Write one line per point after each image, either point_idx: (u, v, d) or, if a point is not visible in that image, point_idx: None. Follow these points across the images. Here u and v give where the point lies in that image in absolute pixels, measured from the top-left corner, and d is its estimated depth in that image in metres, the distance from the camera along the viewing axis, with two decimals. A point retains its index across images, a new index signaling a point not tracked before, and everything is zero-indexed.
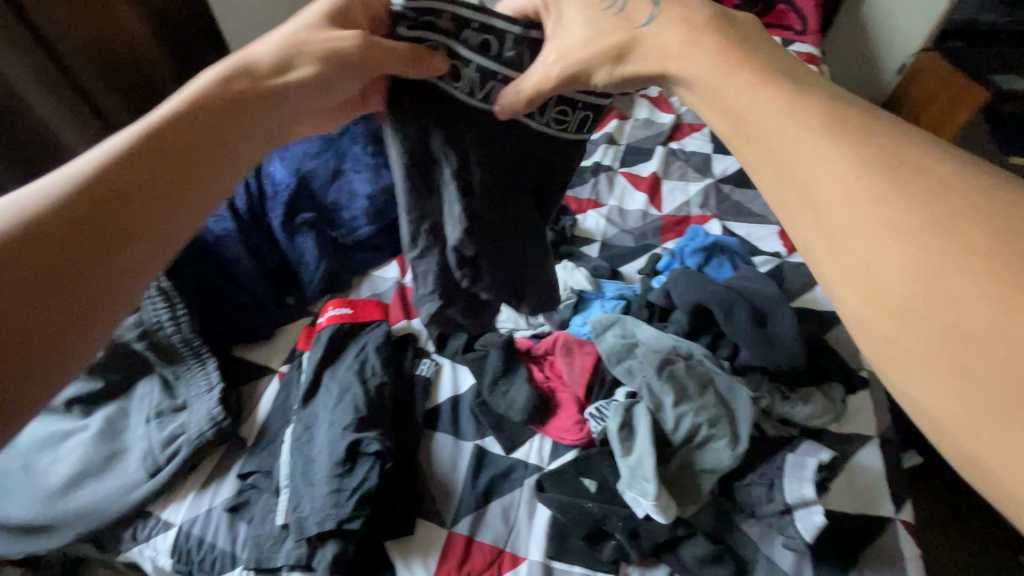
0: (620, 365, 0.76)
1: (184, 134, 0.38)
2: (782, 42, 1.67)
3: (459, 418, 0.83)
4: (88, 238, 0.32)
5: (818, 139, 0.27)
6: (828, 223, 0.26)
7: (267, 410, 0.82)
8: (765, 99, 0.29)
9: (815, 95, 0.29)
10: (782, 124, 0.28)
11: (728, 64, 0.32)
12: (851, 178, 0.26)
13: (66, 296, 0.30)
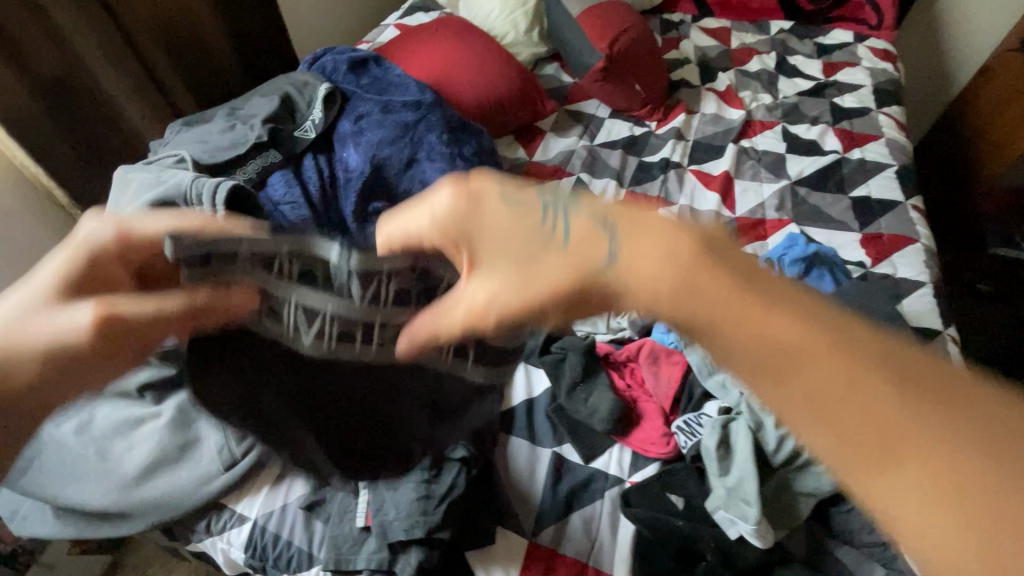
0: (712, 379, 0.76)
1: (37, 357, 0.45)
2: (855, 37, 1.58)
3: (534, 422, 0.80)
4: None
5: (880, 397, 0.25)
6: (857, 425, 0.25)
7: None
8: (794, 332, 0.27)
9: (830, 324, 0.27)
10: (825, 362, 0.26)
11: (737, 289, 0.28)
12: (932, 433, 0.24)
13: None
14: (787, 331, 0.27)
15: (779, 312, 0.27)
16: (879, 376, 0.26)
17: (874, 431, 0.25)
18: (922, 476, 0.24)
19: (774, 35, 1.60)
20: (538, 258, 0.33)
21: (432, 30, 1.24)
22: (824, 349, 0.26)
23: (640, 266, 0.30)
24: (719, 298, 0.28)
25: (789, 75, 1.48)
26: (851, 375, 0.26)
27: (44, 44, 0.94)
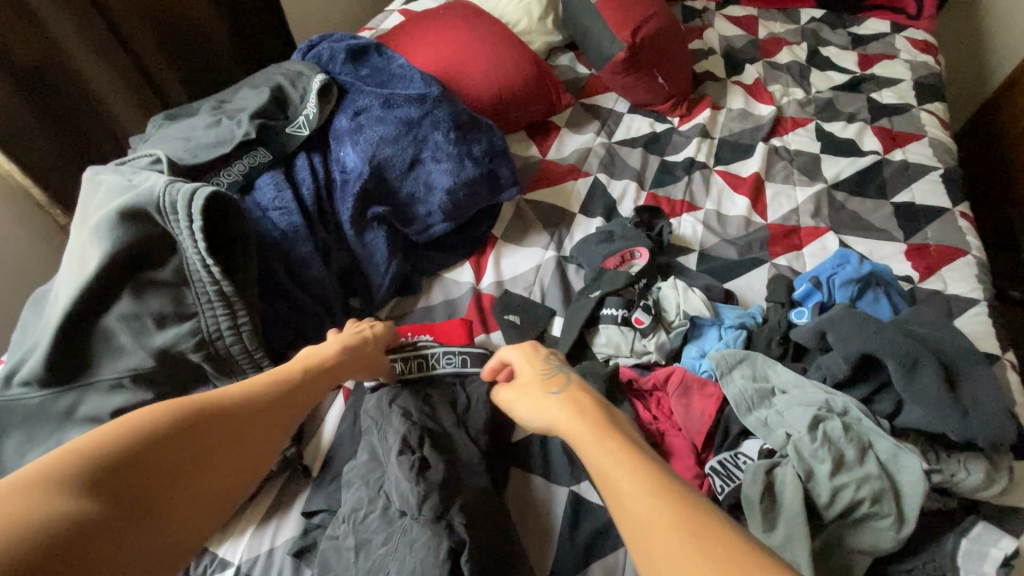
0: (753, 415, 0.65)
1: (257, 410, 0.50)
2: (892, 27, 1.47)
3: (549, 457, 0.72)
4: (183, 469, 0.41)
5: (685, 541, 0.36)
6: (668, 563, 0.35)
7: (334, 430, 0.73)
8: (638, 484, 0.41)
9: (673, 487, 0.40)
10: (651, 508, 0.39)
11: (623, 456, 0.44)
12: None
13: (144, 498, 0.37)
14: (655, 503, 0.39)
15: (669, 504, 0.38)
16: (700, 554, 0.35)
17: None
18: None
19: (805, 24, 1.49)
20: (531, 391, 0.60)
21: (437, 16, 1.15)
22: (691, 530, 0.36)
23: (548, 411, 0.55)
24: (613, 449, 0.45)
25: (822, 67, 1.37)
26: (683, 549, 0.35)
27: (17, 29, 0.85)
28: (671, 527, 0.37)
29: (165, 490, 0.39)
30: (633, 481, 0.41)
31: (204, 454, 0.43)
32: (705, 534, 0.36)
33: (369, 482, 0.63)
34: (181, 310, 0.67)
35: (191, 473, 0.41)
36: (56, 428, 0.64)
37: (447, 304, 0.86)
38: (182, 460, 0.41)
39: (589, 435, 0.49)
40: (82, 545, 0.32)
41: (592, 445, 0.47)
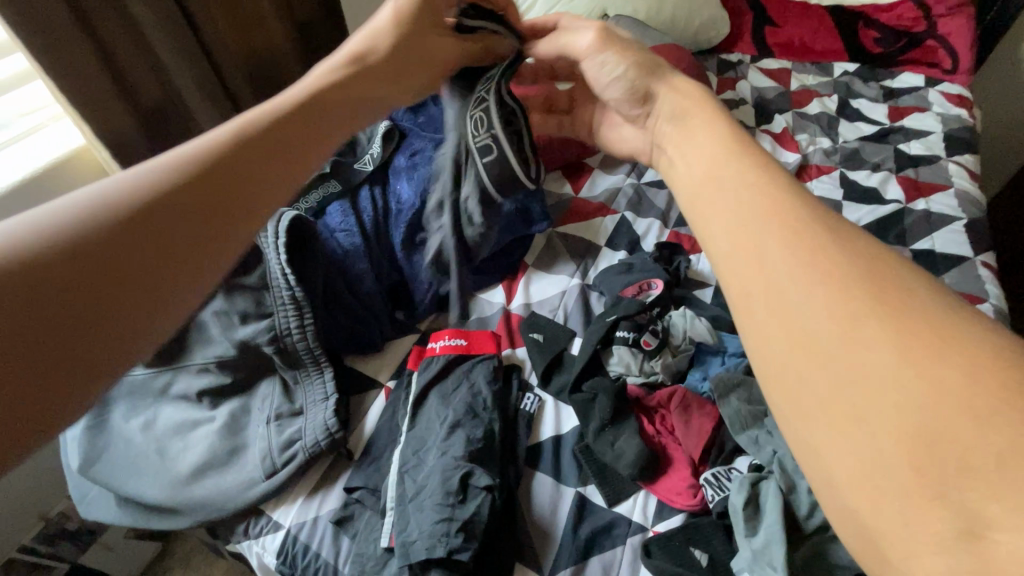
0: (745, 434, 0.73)
1: (285, 131, 0.47)
2: (926, 81, 1.52)
3: (560, 460, 0.80)
4: (195, 212, 0.39)
5: (806, 239, 0.34)
6: (763, 269, 0.35)
7: (375, 423, 0.84)
8: (759, 196, 0.38)
9: (796, 207, 0.37)
10: (765, 216, 0.37)
11: (747, 169, 0.41)
12: (834, 300, 0.31)
13: (145, 250, 0.37)
14: (789, 227, 0.35)
15: (790, 211, 0.36)
16: (820, 258, 0.33)
17: (773, 292, 0.34)
18: (789, 310, 0.32)
19: (838, 76, 1.55)
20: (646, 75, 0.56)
21: None
22: (797, 229, 0.35)
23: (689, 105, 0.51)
24: (725, 163, 0.42)
25: (851, 118, 1.44)
26: (818, 273, 0.33)
27: (148, 79, 1.07)
28: (800, 246, 0.34)
29: (174, 229, 0.38)
30: (757, 192, 0.38)
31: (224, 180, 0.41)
32: (835, 244, 0.34)
33: (424, 456, 0.75)
34: (261, 310, 0.81)
35: (196, 197, 0.40)
36: (158, 398, 0.82)
37: (480, 320, 0.98)
38: (196, 190, 0.40)
39: (724, 155, 0.43)
40: (114, 290, 0.35)
41: (727, 171, 0.42)
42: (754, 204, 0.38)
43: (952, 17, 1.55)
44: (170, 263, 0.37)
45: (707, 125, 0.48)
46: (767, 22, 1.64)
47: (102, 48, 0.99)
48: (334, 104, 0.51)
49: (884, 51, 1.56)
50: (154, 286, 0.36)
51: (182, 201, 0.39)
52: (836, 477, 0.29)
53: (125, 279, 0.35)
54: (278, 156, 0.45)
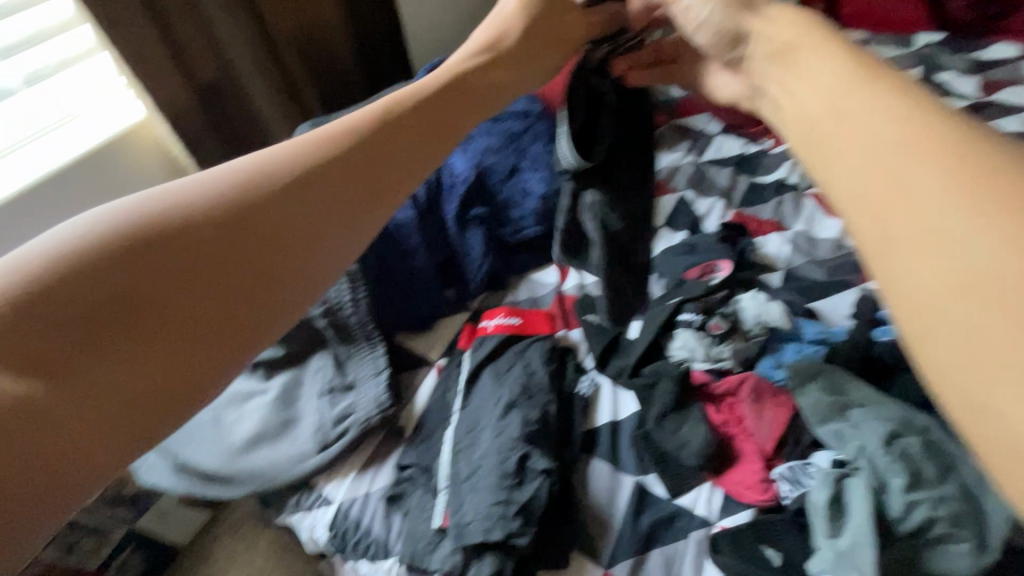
0: (826, 426, 0.67)
1: (364, 155, 0.45)
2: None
3: (617, 447, 0.76)
4: (261, 241, 0.40)
5: (931, 140, 0.29)
6: (884, 175, 0.29)
7: (426, 401, 0.82)
8: (872, 96, 0.32)
9: (919, 105, 0.30)
10: (884, 115, 0.31)
11: (851, 65, 0.34)
12: (966, 204, 0.26)
13: (206, 288, 0.37)
14: (948, 158, 0.27)
15: (910, 112, 0.30)
16: (949, 160, 0.27)
17: (892, 201, 0.28)
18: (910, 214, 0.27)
19: (920, 48, 1.42)
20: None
21: None
22: (917, 130, 0.29)
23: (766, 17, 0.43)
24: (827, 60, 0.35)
25: (936, 93, 1.31)
26: (988, 209, 0.25)
27: (206, 53, 1.08)
28: (932, 165, 0.28)
29: (233, 267, 0.38)
30: (866, 92, 0.32)
31: (290, 216, 0.41)
32: (964, 145, 0.28)
33: (479, 436, 0.72)
34: None
35: (258, 236, 0.40)
36: None
37: (532, 300, 0.93)
38: (265, 224, 0.40)
39: (841, 83, 0.34)
40: (141, 321, 0.35)
41: (851, 102, 0.33)
42: (895, 139, 0.29)
43: None
44: (245, 303, 0.39)
45: (816, 45, 0.37)
46: None
47: (164, 24, 1.00)
48: (432, 130, 0.49)
49: (973, 20, 1.42)
50: (232, 324, 0.38)
51: (250, 230, 0.40)
52: (1019, 450, 0.23)
53: (200, 315, 0.37)
54: (361, 185, 0.44)
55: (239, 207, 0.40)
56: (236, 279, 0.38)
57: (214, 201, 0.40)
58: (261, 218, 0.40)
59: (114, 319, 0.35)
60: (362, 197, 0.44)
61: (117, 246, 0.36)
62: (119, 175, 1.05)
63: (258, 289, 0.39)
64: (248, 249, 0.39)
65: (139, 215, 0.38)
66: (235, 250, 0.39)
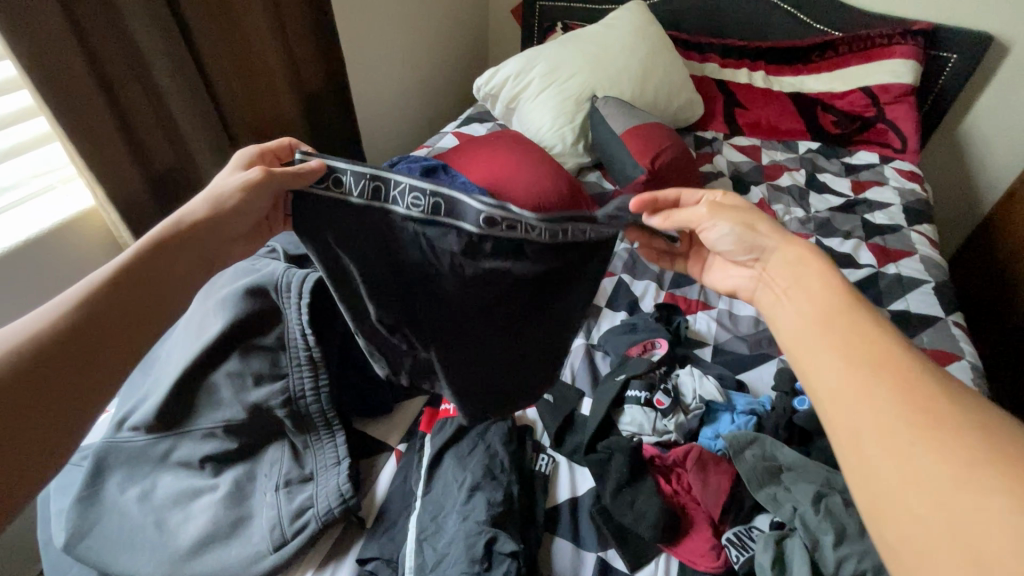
0: (763, 491, 0.74)
1: (138, 283, 0.56)
2: (881, 159, 1.68)
3: (579, 525, 0.78)
4: (61, 370, 0.48)
5: (860, 327, 0.50)
6: (839, 345, 0.50)
7: (386, 488, 0.82)
8: (833, 296, 0.54)
9: (862, 310, 0.52)
10: (840, 307, 0.53)
11: (822, 273, 0.57)
12: (876, 375, 0.47)
13: (23, 414, 0.45)
14: (894, 384, 0.45)
15: (858, 313, 0.52)
16: (872, 351, 0.48)
17: (843, 357, 0.49)
18: (849, 371, 0.48)
19: (803, 153, 1.71)
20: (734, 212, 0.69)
21: (489, 141, 1.37)
22: (855, 328, 0.50)
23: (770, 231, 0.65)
24: (809, 266, 0.59)
25: (820, 190, 1.57)
26: (888, 393, 0.45)
27: (162, 144, 1.10)
28: (859, 346, 0.49)
29: (39, 395, 0.46)
30: (826, 290, 0.55)
31: (88, 342, 0.50)
32: (883, 344, 0.49)
33: (445, 525, 0.73)
34: (275, 371, 0.81)
35: (56, 362, 0.48)
36: (157, 465, 0.78)
37: None
38: (61, 354, 0.49)
39: (824, 294, 0.55)
40: None
41: (829, 307, 0.54)
42: (856, 343, 0.49)
43: (899, 104, 1.67)
44: (94, 371, 0.50)
45: (827, 281, 0.56)
46: (737, 104, 1.80)
47: (123, 118, 1.03)
48: (193, 258, 0.62)
49: (842, 132, 1.71)
50: (43, 422, 0.46)
51: (49, 365, 0.48)
52: (892, 530, 0.42)
53: (64, 390, 0.48)
54: (159, 281, 0.58)
55: (33, 355, 0.47)
56: (50, 391, 0.47)
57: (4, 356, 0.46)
58: (50, 350, 0.48)
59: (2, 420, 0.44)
60: (155, 300, 0.57)
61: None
62: (56, 260, 1.02)
63: (73, 403, 0.48)
64: (74, 349, 0.50)
65: None
66: (76, 345, 0.50)
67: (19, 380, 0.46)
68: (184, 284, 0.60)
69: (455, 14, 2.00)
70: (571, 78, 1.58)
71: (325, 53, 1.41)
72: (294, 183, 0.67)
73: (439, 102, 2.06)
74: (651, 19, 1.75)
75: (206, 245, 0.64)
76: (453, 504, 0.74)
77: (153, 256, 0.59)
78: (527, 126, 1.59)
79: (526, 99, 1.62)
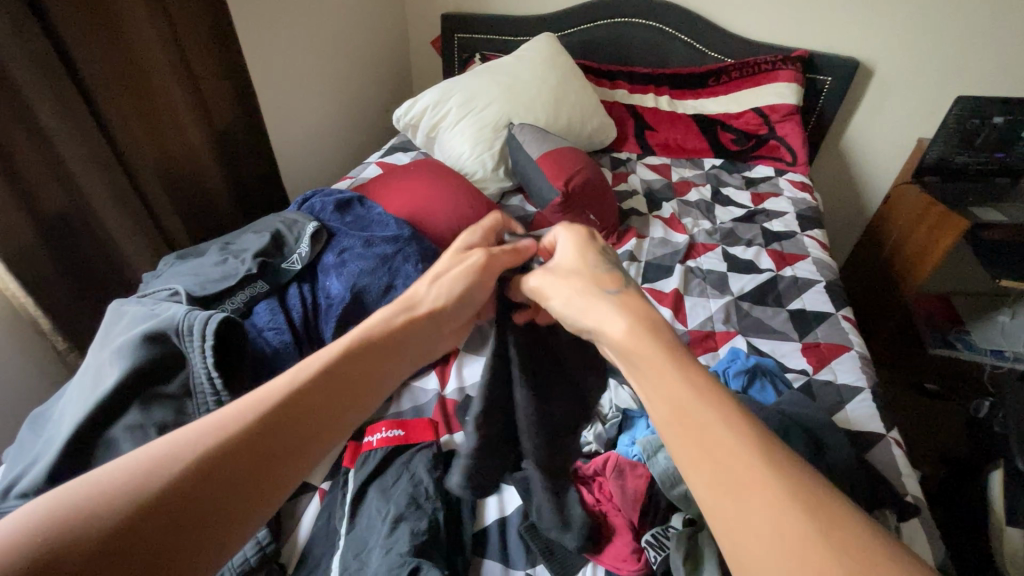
0: (675, 490, 0.77)
1: (330, 382, 0.49)
2: (776, 172, 1.84)
3: (507, 544, 0.79)
4: (253, 470, 0.40)
5: (719, 429, 0.39)
6: (704, 456, 0.38)
7: (309, 530, 0.80)
8: (671, 378, 0.43)
9: (707, 393, 0.41)
10: (697, 400, 0.41)
11: (665, 348, 0.46)
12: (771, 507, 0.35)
13: (206, 519, 0.37)
14: (734, 460, 0.37)
15: (706, 393, 0.41)
16: (760, 467, 0.37)
17: (717, 476, 0.37)
18: (734, 504, 0.36)
19: (708, 169, 1.85)
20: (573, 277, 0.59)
21: (409, 170, 1.39)
22: (711, 416, 0.40)
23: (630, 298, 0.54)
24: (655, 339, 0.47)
25: (725, 203, 1.69)
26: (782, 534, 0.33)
27: (54, 187, 1.03)
28: (721, 462, 0.37)
29: (224, 498, 0.38)
30: (659, 353, 0.45)
31: (282, 441, 0.43)
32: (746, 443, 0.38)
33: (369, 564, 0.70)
34: (180, 419, 0.77)
35: (249, 461, 0.40)
36: None
37: (415, 408, 0.98)
38: (261, 451, 0.41)
39: (673, 380, 0.42)
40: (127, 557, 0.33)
41: (666, 381, 0.43)
42: (724, 454, 0.37)
43: (787, 121, 1.84)
44: (267, 480, 0.41)
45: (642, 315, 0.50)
46: (647, 126, 1.92)
47: (9, 166, 0.96)
48: (385, 360, 0.55)
49: (740, 149, 1.86)
50: (218, 533, 0.37)
51: (239, 463, 0.40)
52: None
53: (238, 497, 0.39)
54: (344, 395, 0.49)
55: (233, 449, 0.40)
56: (233, 494, 0.39)
57: (208, 445, 0.39)
58: (245, 444, 0.41)
59: (145, 540, 0.34)
60: (343, 407, 0.49)
61: (167, 470, 0.37)
62: None
63: (239, 512, 0.38)
64: (265, 449, 0.41)
65: (152, 453, 0.38)
66: (262, 444, 0.42)
67: (209, 479, 0.38)
68: (374, 391, 0.53)
69: (373, 46, 2.03)
70: (487, 107, 1.64)
71: (235, 89, 1.39)
72: (512, 260, 0.69)
73: (362, 133, 2.07)
74: (561, 50, 1.85)
75: (398, 350, 0.57)
76: (376, 539, 0.73)
77: (352, 355, 0.52)
78: (448, 154, 1.63)
79: (446, 128, 1.66)
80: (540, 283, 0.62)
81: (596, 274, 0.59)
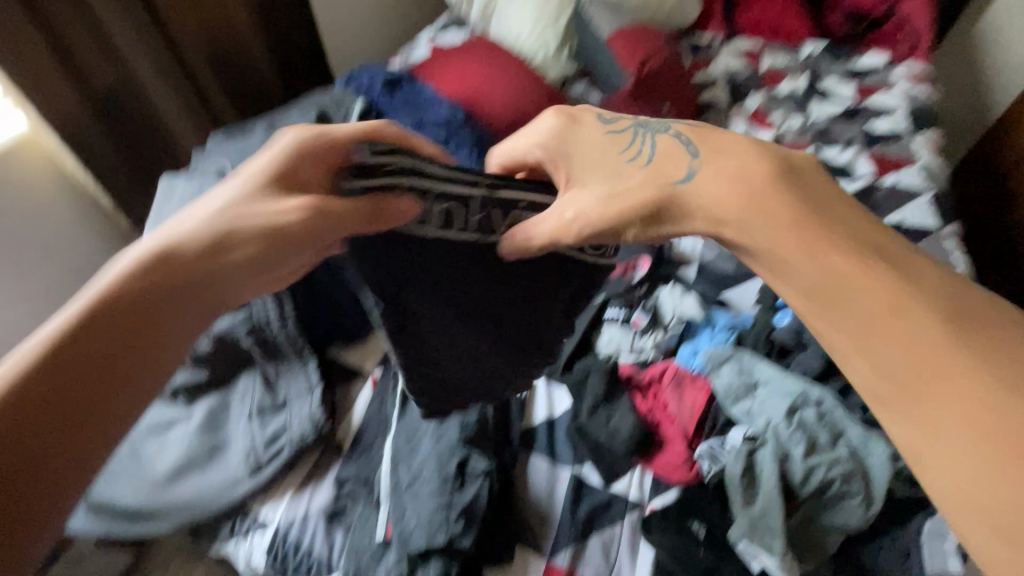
0: (738, 405, 0.74)
1: (190, 249, 0.43)
2: (890, 61, 1.53)
3: (555, 441, 0.79)
4: (114, 352, 0.38)
5: (863, 274, 0.41)
6: (854, 309, 0.40)
7: (362, 414, 0.81)
8: (818, 239, 0.43)
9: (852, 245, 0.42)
10: (834, 259, 0.42)
11: (796, 214, 0.45)
12: (918, 333, 0.38)
13: (71, 407, 0.35)
14: (874, 297, 0.40)
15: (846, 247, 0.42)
16: (902, 303, 0.39)
17: (861, 323, 0.40)
18: (878, 339, 0.39)
19: (806, 57, 1.57)
20: (624, 183, 0.52)
21: (463, 48, 1.26)
22: (855, 271, 0.41)
23: (707, 184, 0.48)
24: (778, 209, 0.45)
25: (821, 97, 1.46)
26: (933, 352, 0.37)
27: (98, 58, 0.99)
28: (872, 307, 0.40)
29: (84, 385, 0.36)
30: (792, 223, 0.44)
31: (137, 320, 0.39)
32: (888, 283, 0.40)
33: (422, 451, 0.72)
34: None
35: (106, 344, 0.38)
36: None
37: None
38: (111, 334, 0.38)
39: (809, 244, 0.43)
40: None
41: (808, 253, 0.43)
42: (866, 298, 0.40)
43: None
44: (140, 357, 0.39)
45: (725, 169, 0.48)
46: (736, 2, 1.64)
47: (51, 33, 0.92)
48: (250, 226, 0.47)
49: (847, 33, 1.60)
50: (92, 417, 0.36)
51: (93, 348, 0.37)
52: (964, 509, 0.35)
53: (104, 377, 0.37)
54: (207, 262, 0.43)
55: (75, 338, 0.37)
56: (94, 378, 0.37)
57: (49, 341, 0.36)
58: (94, 329, 0.38)
59: None
60: (211, 271, 0.43)
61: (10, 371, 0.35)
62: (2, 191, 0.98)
63: (115, 391, 0.37)
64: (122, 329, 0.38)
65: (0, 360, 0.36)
66: (118, 326, 0.38)
67: (62, 370, 0.36)
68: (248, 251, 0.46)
69: None
70: None
71: None
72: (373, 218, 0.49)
73: None
74: None
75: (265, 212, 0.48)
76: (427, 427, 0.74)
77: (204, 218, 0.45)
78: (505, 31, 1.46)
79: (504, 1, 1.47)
80: (581, 216, 0.52)
81: (651, 166, 0.52)
